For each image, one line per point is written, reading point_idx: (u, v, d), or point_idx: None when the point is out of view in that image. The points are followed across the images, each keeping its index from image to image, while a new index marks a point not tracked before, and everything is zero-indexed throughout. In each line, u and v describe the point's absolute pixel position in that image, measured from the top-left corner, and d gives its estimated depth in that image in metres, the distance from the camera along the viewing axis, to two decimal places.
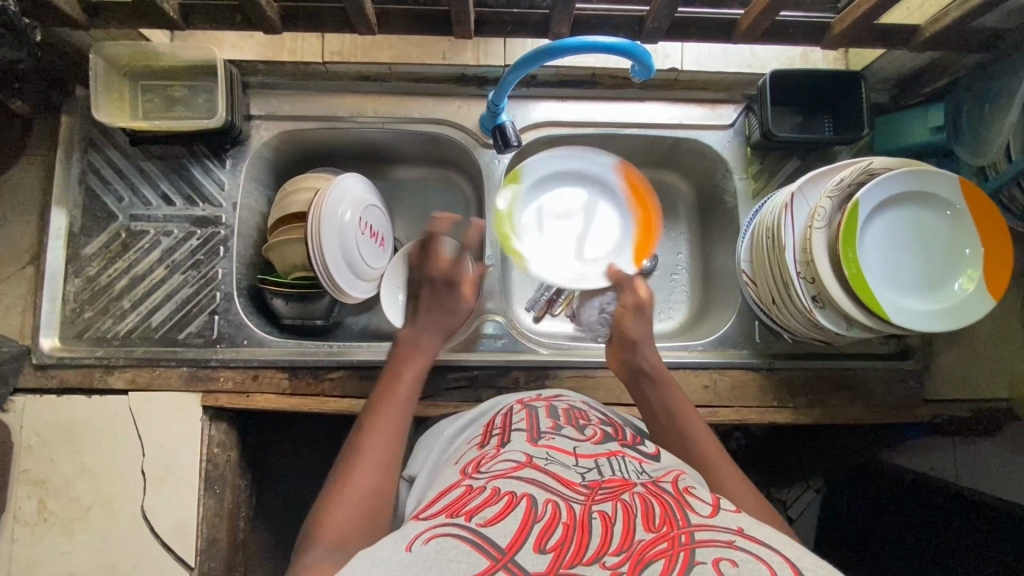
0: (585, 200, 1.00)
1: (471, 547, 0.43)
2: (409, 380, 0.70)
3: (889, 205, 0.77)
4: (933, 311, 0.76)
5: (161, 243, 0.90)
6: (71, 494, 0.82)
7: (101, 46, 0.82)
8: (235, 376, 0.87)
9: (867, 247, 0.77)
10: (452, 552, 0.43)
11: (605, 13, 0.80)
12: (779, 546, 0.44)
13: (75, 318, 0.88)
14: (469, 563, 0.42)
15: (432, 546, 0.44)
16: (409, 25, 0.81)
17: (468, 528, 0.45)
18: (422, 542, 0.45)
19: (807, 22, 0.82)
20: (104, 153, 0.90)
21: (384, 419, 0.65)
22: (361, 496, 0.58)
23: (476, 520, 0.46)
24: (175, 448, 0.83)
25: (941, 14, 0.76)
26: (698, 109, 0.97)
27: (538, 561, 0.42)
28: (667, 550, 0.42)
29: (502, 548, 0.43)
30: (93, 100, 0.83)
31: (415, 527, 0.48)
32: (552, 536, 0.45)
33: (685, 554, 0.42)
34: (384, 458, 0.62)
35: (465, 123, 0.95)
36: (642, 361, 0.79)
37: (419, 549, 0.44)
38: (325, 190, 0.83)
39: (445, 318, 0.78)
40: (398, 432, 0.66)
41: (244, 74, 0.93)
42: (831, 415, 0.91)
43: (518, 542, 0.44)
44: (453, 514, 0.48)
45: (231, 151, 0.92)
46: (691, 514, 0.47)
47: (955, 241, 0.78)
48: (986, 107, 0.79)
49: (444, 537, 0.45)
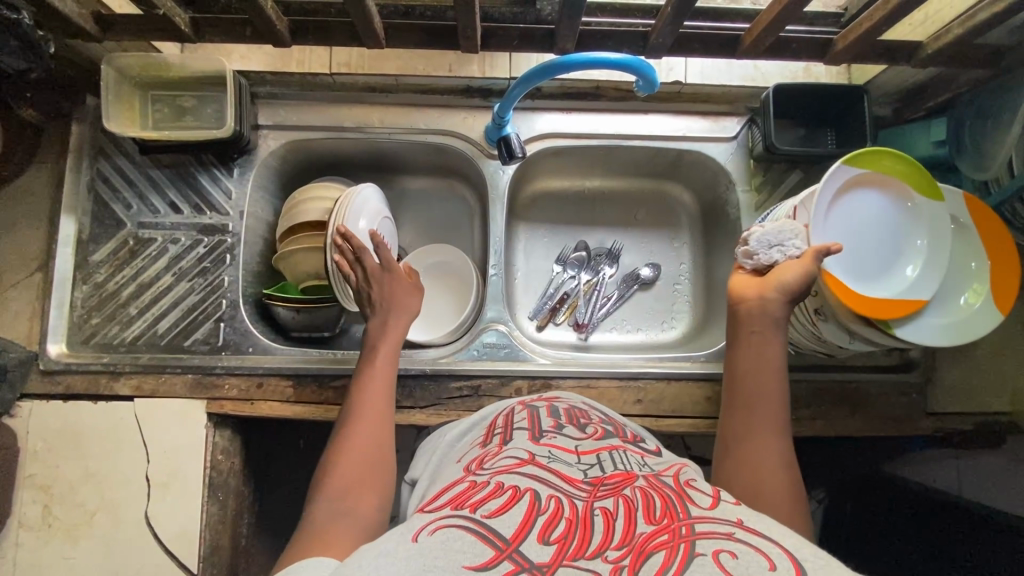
0: (891, 259, 0.78)
1: (476, 537, 0.44)
2: (387, 352, 0.74)
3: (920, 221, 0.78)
4: (940, 323, 0.76)
5: (168, 250, 0.91)
6: (76, 499, 0.82)
7: (113, 57, 0.83)
8: (240, 384, 0.87)
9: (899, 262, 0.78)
10: (457, 543, 0.43)
11: (609, 29, 0.81)
12: (777, 537, 0.44)
13: (83, 325, 0.89)
14: (474, 553, 0.42)
15: (437, 537, 0.44)
16: (417, 39, 0.82)
17: (473, 520, 0.46)
18: (427, 533, 0.45)
19: (810, 38, 0.83)
20: (114, 161, 0.92)
21: (371, 380, 0.70)
22: (359, 457, 0.62)
23: (481, 512, 0.47)
24: (181, 454, 0.84)
25: (943, 31, 0.77)
26: (700, 121, 0.97)
27: (542, 553, 0.43)
28: (668, 541, 0.43)
29: (507, 539, 0.44)
30: (104, 110, 0.84)
31: (422, 518, 0.48)
32: (555, 528, 0.45)
33: (685, 545, 0.43)
34: (380, 418, 0.67)
35: (469, 133, 0.96)
36: (776, 310, 0.67)
37: (425, 540, 0.44)
38: (346, 200, 0.85)
39: (404, 299, 0.79)
40: (388, 393, 0.70)
41: (252, 85, 0.94)
42: (832, 427, 0.91)
43: (523, 533, 0.44)
44: (457, 507, 0.48)
45: (239, 160, 0.93)
46: (692, 506, 0.48)
47: (959, 254, 0.79)
48: (989, 124, 0.78)
49: (450, 528, 0.45)
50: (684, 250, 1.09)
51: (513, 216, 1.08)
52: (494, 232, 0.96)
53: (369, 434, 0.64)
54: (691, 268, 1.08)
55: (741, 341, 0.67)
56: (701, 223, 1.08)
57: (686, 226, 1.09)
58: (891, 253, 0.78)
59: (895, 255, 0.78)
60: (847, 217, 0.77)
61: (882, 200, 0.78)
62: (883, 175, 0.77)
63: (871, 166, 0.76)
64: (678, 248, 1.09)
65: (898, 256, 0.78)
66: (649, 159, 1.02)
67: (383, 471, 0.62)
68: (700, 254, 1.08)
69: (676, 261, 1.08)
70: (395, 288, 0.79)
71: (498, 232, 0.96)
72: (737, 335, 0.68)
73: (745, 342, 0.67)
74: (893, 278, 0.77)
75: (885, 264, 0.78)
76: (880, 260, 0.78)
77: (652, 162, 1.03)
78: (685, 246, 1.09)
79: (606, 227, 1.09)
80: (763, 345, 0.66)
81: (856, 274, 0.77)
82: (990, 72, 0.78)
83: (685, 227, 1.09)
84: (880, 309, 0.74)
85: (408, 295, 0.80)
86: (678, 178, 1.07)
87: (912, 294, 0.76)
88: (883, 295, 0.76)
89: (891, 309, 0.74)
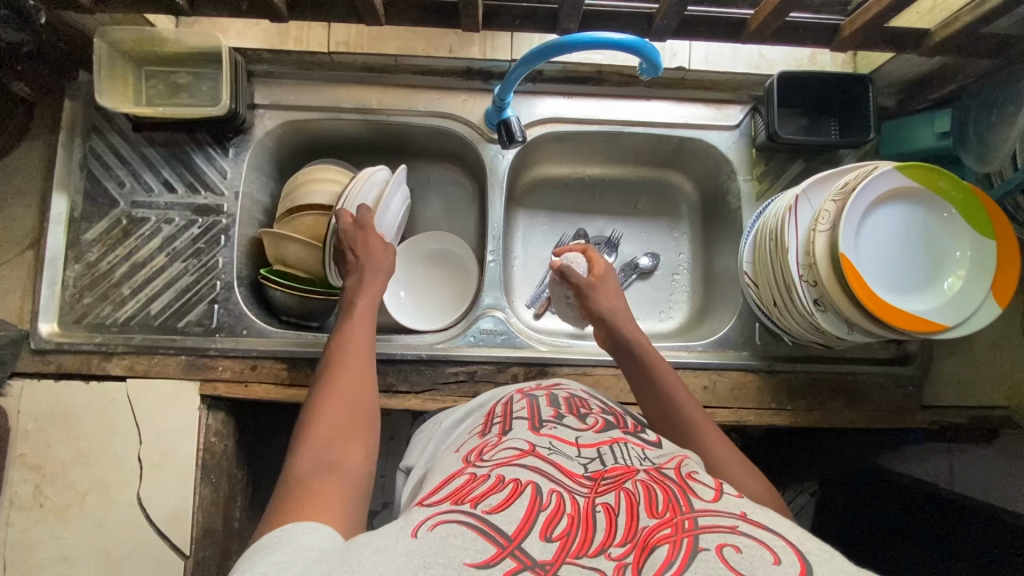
0: (910, 268, 0.79)
1: (477, 534, 0.43)
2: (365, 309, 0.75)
3: (943, 234, 0.79)
4: (950, 325, 0.76)
5: (162, 230, 0.90)
6: (67, 480, 0.81)
7: (106, 31, 0.81)
8: (234, 366, 0.87)
9: (915, 270, 0.79)
10: (458, 539, 0.42)
11: (614, 10, 0.79)
12: (782, 530, 0.44)
13: (74, 304, 0.88)
14: (476, 550, 0.41)
15: (438, 533, 0.43)
16: (417, 17, 0.81)
17: (474, 516, 0.45)
18: (427, 528, 0.44)
19: (816, 24, 0.81)
20: (107, 138, 0.90)
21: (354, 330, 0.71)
22: (343, 407, 0.61)
23: (482, 508, 0.46)
24: (173, 436, 0.83)
25: (951, 20, 0.76)
26: (704, 108, 0.96)
27: (544, 550, 0.42)
28: (671, 535, 0.43)
29: (508, 535, 0.43)
30: (96, 85, 0.83)
31: (421, 511, 0.47)
32: (557, 525, 0.45)
33: (689, 540, 0.42)
34: (364, 367, 0.67)
35: (469, 117, 0.95)
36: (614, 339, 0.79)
37: (424, 535, 0.43)
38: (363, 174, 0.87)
39: (372, 259, 0.80)
40: (369, 346, 0.71)
41: (249, 62, 0.92)
42: (830, 418, 0.91)
43: (524, 529, 0.44)
44: (458, 502, 0.48)
45: (234, 140, 0.92)
46: (695, 499, 0.48)
47: (971, 254, 0.77)
48: (993, 113, 0.78)
49: (450, 523, 0.44)
50: (683, 240, 1.08)
51: (512, 202, 1.07)
52: (493, 217, 0.95)
53: (352, 378, 0.65)
54: (690, 258, 1.08)
55: (637, 374, 0.76)
56: (701, 213, 1.08)
57: (686, 217, 1.09)
58: (910, 263, 0.79)
59: (913, 264, 0.79)
60: (877, 221, 0.78)
61: (913, 209, 0.79)
62: (927, 188, 0.77)
63: (916, 172, 0.77)
64: (678, 237, 1.08)
65: (917, 267, 0.79)
66: (650, 147, 1.01)
67: (368, 429, 0.61)
68: (700, 244, 1.08)
69: (676, 252, 1.08)
70: (368, 245, 0.81)
71: (497, 217, 0.95)
72: (636, 371, 0.76)
73: (640, 372, 0.76)
74: (910, 288, 0.78)
75: (915, 275, 0.78)
76: (900, 268, 0.79)
77: (655, 150, 1.02)
78: (685, 236, 1.08)
79: (606, 214, 1.09)
80: (657, 368, 0.74)
81: (875, 278, 0.78)
82: (998, 63, 0.77)
83: (685, 217, 1.09)
84: (895, 313, 0.74)
85: (378, 253, 0.81)
86: (680, 167, 1.06)
87: (925, 305, 0.77)
88: (903, 304, 0.76)
89: (914, 317, 0.75)
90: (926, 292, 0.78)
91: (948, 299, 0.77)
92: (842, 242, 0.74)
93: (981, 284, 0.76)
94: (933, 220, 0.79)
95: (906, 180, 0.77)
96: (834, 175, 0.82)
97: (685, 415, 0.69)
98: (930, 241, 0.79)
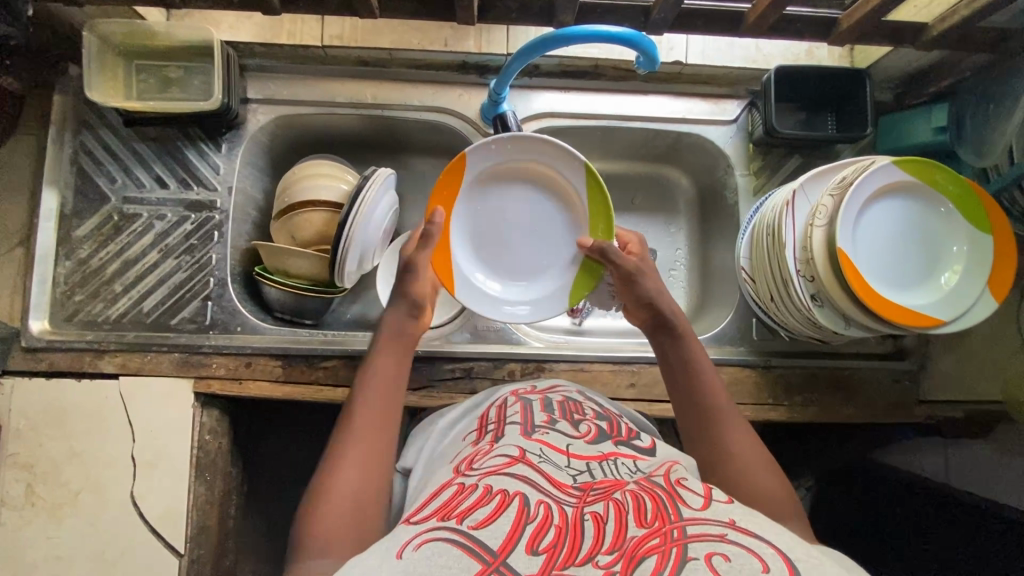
0: (916, 266, 0.78)
1: (462, 551, 0.43)
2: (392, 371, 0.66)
3: (948, 234, 0.78)
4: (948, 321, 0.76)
5: (154, 226, 0.89)
6: (59, 479, 0.81)
7: (95, 23, 0.80)
8: (228, 363, 0.86)
9: (919, 269, 0.78)
10: (443, 558, 0.42)
11: (610, 4, 0.79)
12: (770, 537, 0.44)
13: (66, 302, 0.87)
14: (460, 567, 0.41)
15: (423, 553, 0.43)
16: (412, 11, 0.80)
17: (460, 533, 0.45)
18: (413, 549, 0.44)
19: (813, 17, 0.81)
20: (97, 133, 0.89)
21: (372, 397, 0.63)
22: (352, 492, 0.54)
23: (469, 524, 0.46)
24: (166, 434, 0.82)
25: (949, 13, 0.76)
26: (701, 103, 0.96)
27: (530, 564, 0.42)
28: (659, 545, 0.42)
29: (494, 552, 0.42)
30: (86, 79, 0.82)
31: (408, 531, 0.47)
32: (544, 537, 0.44)
33: (677, 550, 0.42)
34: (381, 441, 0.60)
35: (464, 111, 0.94)
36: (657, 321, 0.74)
37: (410, 556, 0.43)
38: (370, 173, 0.85)
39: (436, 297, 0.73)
40: (391, 412, 0.63)
41: (242, 56, 0.91)
42: (827, 414, 0.91)
43: (510, 543, 0.43)
44: (445, 518, 0.47)
45: (227, 135, 0.91)
46: (683, 507, 0.47)
47: (975, 255, 0.77)
48: (992, 109, 0.79)
49: (436, 542, 0.44)
50: (681, 236, 1.08)
51: None
52: None
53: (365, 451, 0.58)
54: (687, 253, 1.07)
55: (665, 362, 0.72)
56: (698, 208, 1.07)
57: (683, 212, 1.08)
58: (916, 261, 0.79)
59: (920, 263, 0.79)
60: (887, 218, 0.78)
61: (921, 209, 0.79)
62: (927, 185, 0.77)
63: (921, 169, 0.76)
64: (675, 233, 1.08)
65: (924, 267, 0.78)
66: (647, 142, 1.01)
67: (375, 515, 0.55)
68: (697, 239, 1.07)
69: (673, 247, 1.08)
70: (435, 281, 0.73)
71: None
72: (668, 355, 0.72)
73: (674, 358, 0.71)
74: (914, 288, 0.78)
75: (920, 274, 0.78)
76: (905, 266, 0.78)
77: (651, 145, 1.02)
78: (682, 232, 1.08)
79: None
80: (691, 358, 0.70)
81: (878, 275, 0.77)
82: (993, 58, 0.77)
83: (682, 212, 1.08)
84: (897, 313, 0.74)
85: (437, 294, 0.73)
86: (677, 163, 1.06)
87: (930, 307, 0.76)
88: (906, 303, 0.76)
89: (913, 317, 0.75)
90: (930, 294, 0.78)
91: (945, 294, 0.77)
92: (840, 236, 0.74)
93: (980, 278, 0.76)
94: (933, 217, 0.79)
95: (907, 177, 0.76)
96: (832, 169, 0.81)
97: (707, 414, 0.66)
98: (940, 241, 0.79)
